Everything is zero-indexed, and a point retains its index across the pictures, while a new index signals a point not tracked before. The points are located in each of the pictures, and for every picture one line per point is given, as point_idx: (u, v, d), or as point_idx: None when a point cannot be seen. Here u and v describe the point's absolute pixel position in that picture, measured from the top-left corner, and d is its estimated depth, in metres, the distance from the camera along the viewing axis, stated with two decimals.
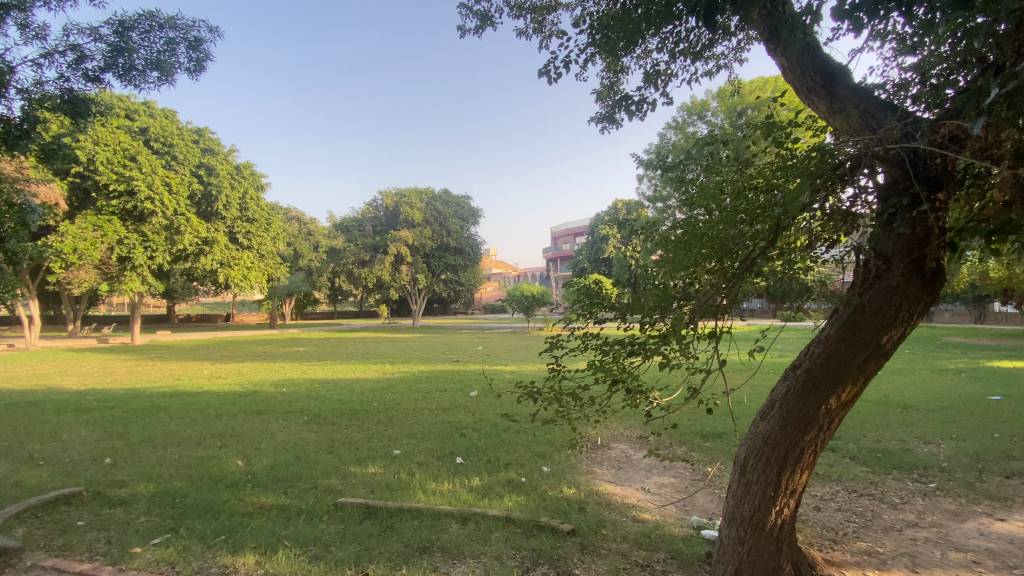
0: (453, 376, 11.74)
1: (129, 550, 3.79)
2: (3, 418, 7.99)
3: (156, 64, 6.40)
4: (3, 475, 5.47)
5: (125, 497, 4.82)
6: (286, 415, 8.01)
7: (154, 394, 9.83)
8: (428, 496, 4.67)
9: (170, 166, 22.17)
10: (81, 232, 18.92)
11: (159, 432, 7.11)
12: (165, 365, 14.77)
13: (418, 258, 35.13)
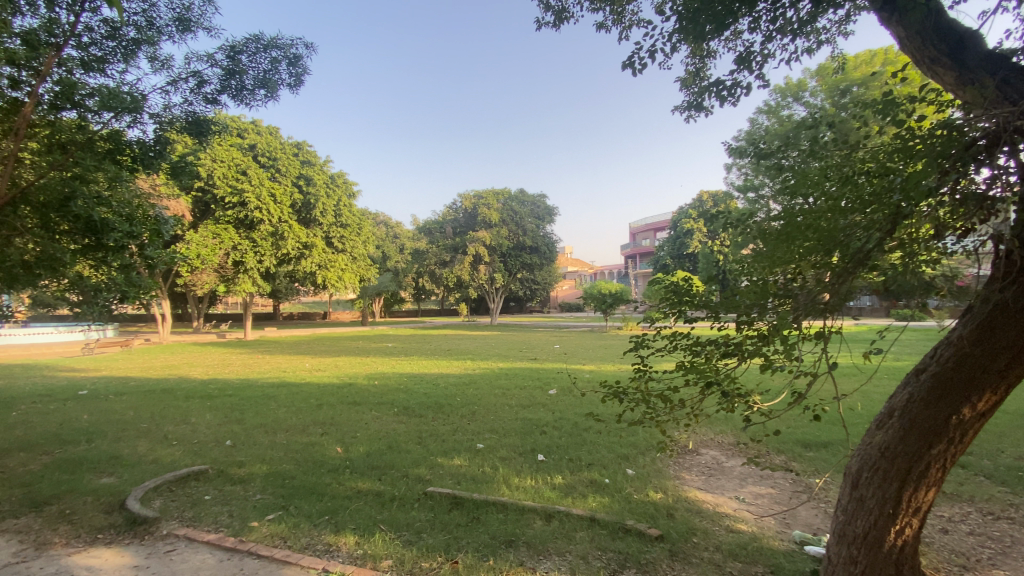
0: (533, 374, 11.84)
1: (248, 523, 4.24)
2: (147, 402, 9.26)
3: (263, 82, 7.07)
4: (147, 452, 6.34)
5: (243, 476, 5.39)
6: (378, 406, 8.52)
7: (265, 384, 10.91)
8: (512, 491, 4.75)
9: (275, 178, 24.48)
10: (203, 240, 21.43)
11: (270, 418, 7.87)
12: (273, 358, 16.33)
13: (496, 257, 35.87)
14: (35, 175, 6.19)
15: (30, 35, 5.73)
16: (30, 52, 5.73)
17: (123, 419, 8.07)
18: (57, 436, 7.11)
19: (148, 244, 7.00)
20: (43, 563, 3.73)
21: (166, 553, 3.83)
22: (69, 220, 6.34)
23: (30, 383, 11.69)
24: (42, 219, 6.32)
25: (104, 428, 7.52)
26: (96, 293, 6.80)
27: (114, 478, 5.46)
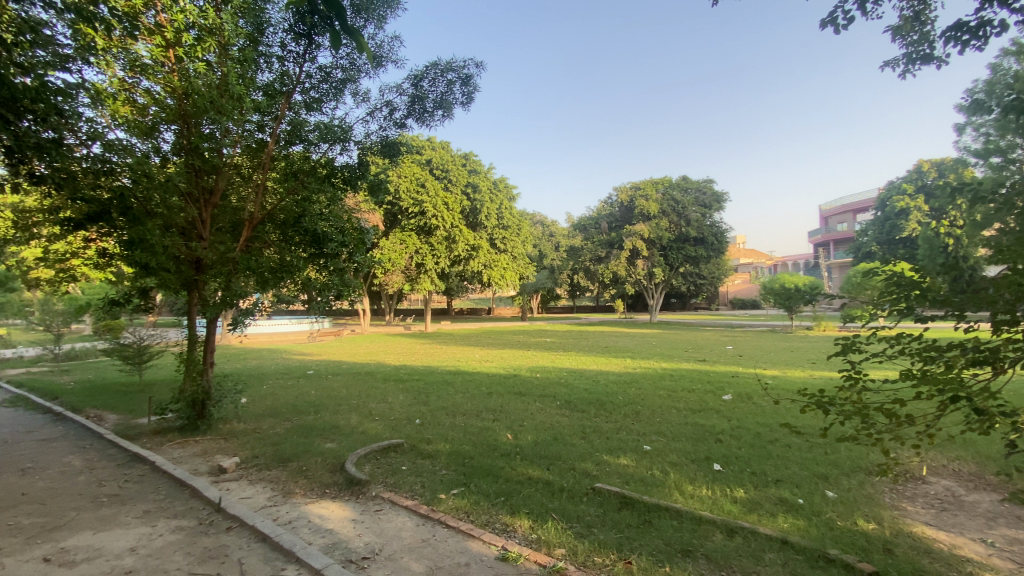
0: (701, 375, 11.09)
1: (437, 495, 4.77)
2: (355, 383, 11.07)
3: (441, 103, 7.87)
4: (357, 425, 7.58)
5: (431, 452, 6.09)
6: (543, 398, 8.86)
7: (443, 372, 12.17)
8: (686, 499, 4.51)
9: (448, 187, 27.15)
10: (392, 246, 24.77)
11: (449, 402, 8.76)
12: (447, 349, 18.12)
13: (657, 251, 34.47)
14: (277, 199, 8.27)
15: (269, 87, 7.65)
16: (270, 100, 7.72)
17: (338, 396, 9.78)
18: (295, 406, 8.93)
19: (356, 249, 8.45)
20: (291, 507, 4.69)
21: (375, 512, 4.52)
22: (299, 233, 8.25)
23: (276, 363, 14.91)
24: (282, 234, 8.36)
25: (326, 403, 9.21)
26: (322, 290, 8.34)
27: (334, 444, 6.65)
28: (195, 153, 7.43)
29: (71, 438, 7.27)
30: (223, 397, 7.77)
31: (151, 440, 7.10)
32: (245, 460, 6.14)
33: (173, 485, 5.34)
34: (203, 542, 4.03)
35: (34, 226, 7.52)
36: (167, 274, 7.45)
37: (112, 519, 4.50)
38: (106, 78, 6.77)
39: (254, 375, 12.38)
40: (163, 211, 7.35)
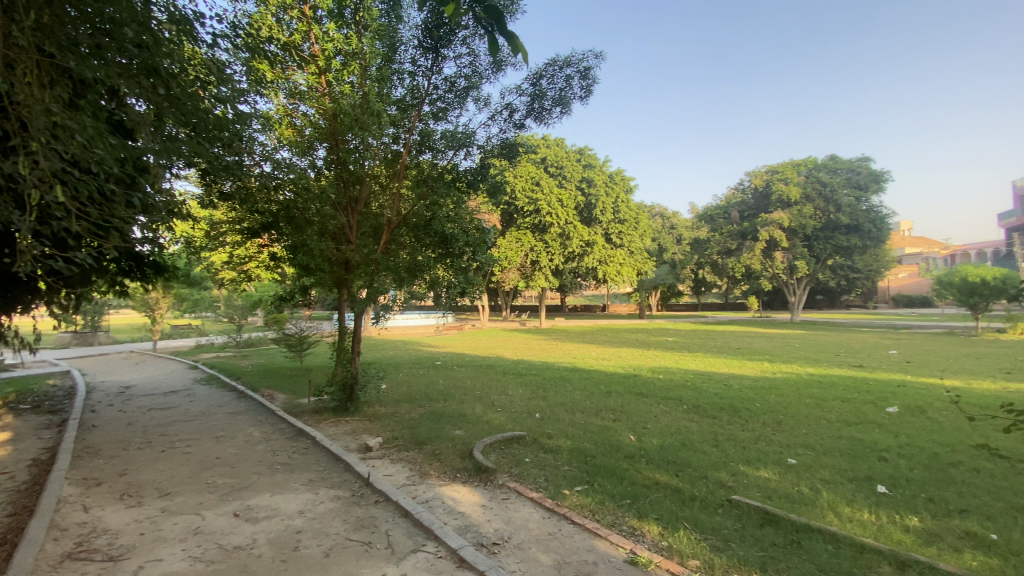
0: (855, 383, 9.71)
1: (561, 490, 4.81)
2: (478, 376, 11.63)
3: (560, 100, 7.91)
4: (481, 414, 7.96)
5: (553, 447, 6.16)
6: (667, 401, 8.46)
7: (562, 369, 12.24)
8: (842, 522, 3.99)
9: (563, 184, 27.25)
10: (509, 244, 25.48)
11: (568, 399, 8.80)
12: (565, 346, 18.18)
13: (798, 240, 30.91)
14: (411, 205, 8.98)
15: (402, 101, 8.40)
16: (402, 114, 8.45)
17: (464, 386, 10.36)
18: (426, 394, 9.66)
19: (478, 249, 9.02)
20: (427, 488, 5.08)
21: (502, 500, 4.70)
22: (430, 235, 8.90)
23: (407, 354, 16.24)
24: (415, 235, 9.05)
25: (453, 392, 9.82)
26: (449, 288, 8.93)
27: (462, 431, 7.05)
28: (343, 168, 8.36)
29: (252, 413, 8.66)
30: (367, 382, 8.68)
31: (311, 418, 8.18)
32: (387, 440, 6.79)
33: (329, 459, 6.09)
34: (356, 511, 4.54)
35: (223, 235, 9.05)
36: (323, 273, 8.50)
37: (284, 484, 5.27)
38: (275, 107, 8.00)
39: (389, 364, 13.62)
40: (318, 218, 8.39)
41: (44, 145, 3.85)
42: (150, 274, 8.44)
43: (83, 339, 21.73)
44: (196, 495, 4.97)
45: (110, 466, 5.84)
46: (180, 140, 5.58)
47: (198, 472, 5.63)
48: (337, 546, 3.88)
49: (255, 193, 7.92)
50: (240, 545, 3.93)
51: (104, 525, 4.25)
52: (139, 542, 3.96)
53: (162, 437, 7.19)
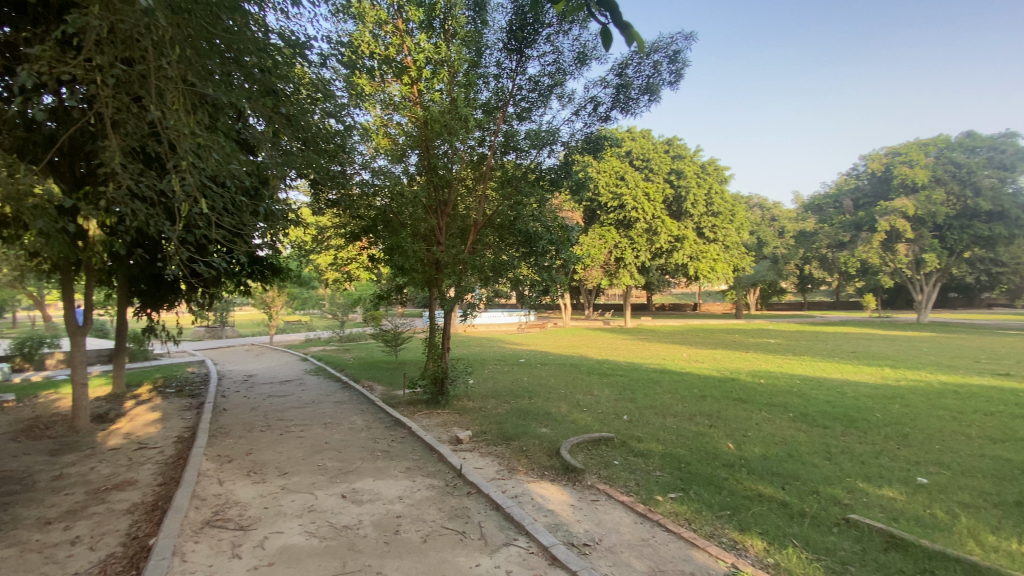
0: (1004, 395, 8.35)
1: (654, 496, 4.65)
2: (563, 374, 11.60)
3: (647, 88, 7.65)
4: (568, 413, 7.93)
5: (643, 451, 5.98)
6: (769, 407, 7.86)
7: (651, 370, 11.83)
8: (990, 554, 3.46)
9: (650, 177, 26.41)
10: (592, 241, 25.01)
11: (658, 401, 8.49)
12: (653, 346, 17.55)
13: (927, 230, 27.17)
14: (497, 205, 9.14)
15: (487, 104, 8.51)
16: (488, 116, 8.59)
17: (549, 385, 10.39)
18: (512, 391, 9.81)
19: (561, 246, 8.99)
20: (516, 483, 5.15)
21: (592, 501, 4.65)
22: (515, 234, 8.98)
23: (493, 351, 16.61)
24: (500, 235, 9.25)
25: (538, 390, 9.88)
26: (533, 286, 8.96)
27: (549, 429, 7.08)
28: (433, 172, 8.71)
29: (353, 403, 9.35)
30: (457, 377, 9.00)
31: (406, 409, 8.65)
32: (476, 434, 6.99)
33: (423, 449, 6.40)
34: (450, 501, 4.73)
35: (328, 239, 9.84)
36: (416, 273, 8.93)
37: (384, 470, 5.63)
38: (372, 118, 8.51)
39: (476, 360, 14.02)
40: (411, 221, 8.82)
41: (189, 163, 4.45)
42: (268, 274, 9.40)
43: (214, 332, 24.77)
44: (310, 475, 5.47)
45: (239, 445, 6.60)
46: (294, 154, 6.29)
47: (310, 455, 6.19)
48: (434, 533, 4.07)
49: (353, 199, 8.54)
50: (348, 524, 4.26)
51: (236, 498, 4.81)
52: (264, 515, 4.43)
53: (279, 421, 7.98)
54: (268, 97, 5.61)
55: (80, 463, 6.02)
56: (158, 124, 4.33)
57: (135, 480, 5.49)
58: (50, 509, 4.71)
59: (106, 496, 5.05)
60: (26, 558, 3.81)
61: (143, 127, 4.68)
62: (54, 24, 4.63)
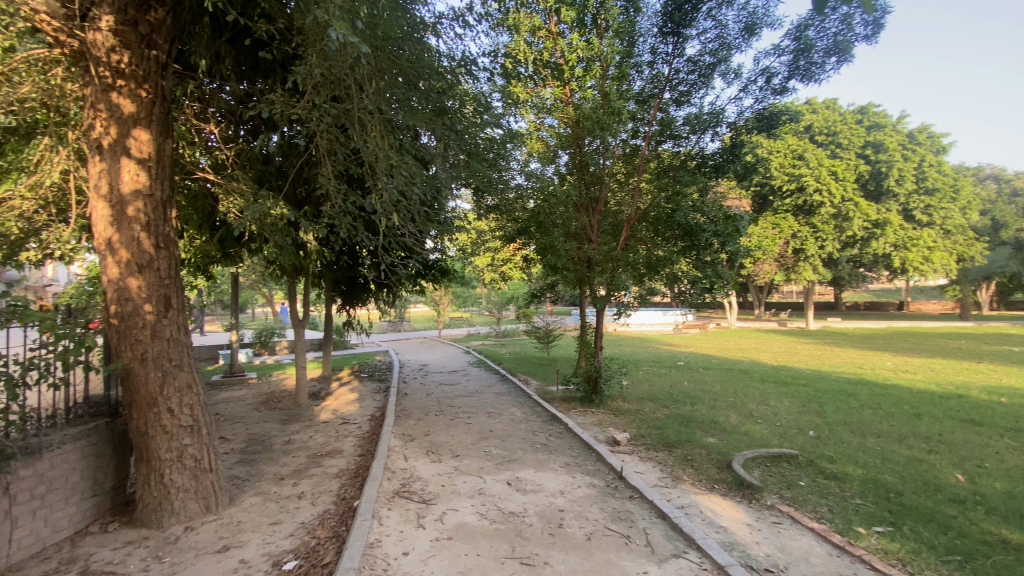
0: None
1: (853, 526, 4.01)
2: (730, 380, 10.65)
3: (836, 48, 6.60)
4: (738, 424, 7.23)
5: (836, 473, 5.18)
6: (1019, 434, 6.17)
7: (841, 380, 10.20)
8: None
9: (838, 153, 22.91)
10: (763, 231, 22.11)
11: (853, 418, 7.24)
12: (843, 351, 15.10)
13: None
14: (653, 199, 8.79)
15: (641, 94, 8.28)
16: (643, 106, 8.30)
17: (714, 391, 9.61)
18: (673, 395, 9.31)
19: (728, 239, 8.00)
20: (682, 493, 4.87)
21: (773, 524, 4.17)
22: (672, 228, 8.41)
23: (649, 352, 15.94)
24: (655, 230, 8.81)
25: (702, 396, 9.20)
26: (694, 283, 8.30)
27: (716, 439, 6.54)
28: (584, 170, 8.79)
29: (513, 395, 9.83)
30: (612, 376, 8.87)
31: (562, 406, 8.80)
32: (635, 437, 6.79)
33: (582, 446, 6.44)
34: (612, 502, 4.68)
35: (487, 240, 10.53)
36: (568, 272, 9.02)
37: (545, 463, 5.81)
38: (526, 124, 8.84)
39: (631, 361, 13.62)
40: (562, 221, 8.97)
41: (385, 181, 5.23)
42: (438, 275, 10.39)
43: (394, 327, 28.31)
44: (478, 460, 5.91)
45: (418, 426, 7.43)
46: (462, 164, 6.90)
47: (477, 441, 6.68)
48: (598, 532, 4.07)
49: (506, 202, 9.04)
50: (514, 511, 4.49)
51: (418, 473, 5.41)
52: (441, 492, 4.91)
53: (449, 408, 8.78)
54: (439, 115, 6.21)
55: (302, 432, 7.39)
56: (360, 150, 5.15)
57: (341, 449, 6.53)
58: (284, 467, 5.87)
59: (321, 460, 6.11)
60: (271, 505, 4.80)
61: (348, 153, 5.61)
62: (281, 75, 5.73)
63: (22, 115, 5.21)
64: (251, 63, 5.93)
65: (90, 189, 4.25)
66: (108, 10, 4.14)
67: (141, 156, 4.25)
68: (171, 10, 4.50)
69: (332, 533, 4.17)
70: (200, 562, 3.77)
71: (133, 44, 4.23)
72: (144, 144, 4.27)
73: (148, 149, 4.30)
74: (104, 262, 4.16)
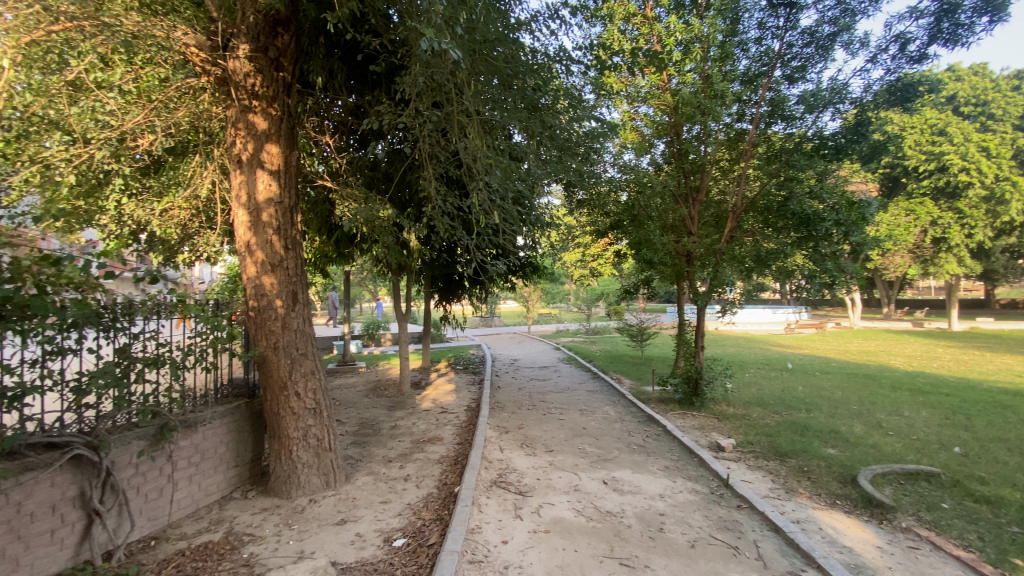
0: None
1: (1015, 561, 3.45)
2: (852, 386, 9.58)
3: (989, 7, 5.65)
4: (864, 435, 6.48)
5: (990, 497, 4.48)
6: None
7: (995, 390, 8.76)
8: None
9: (990, 125, 19.69)
10: (895, 219, 18.48)
11: (1014, 435, 6.18)
12: (997, 357, 12.94)
13: None
14: (760, 186, 8.14)
15: (747, 73, 7.77)
16: (749, 86, 7.75)
17: (833, 397, 8.68)
18: (783, 400, 8.56)
19: (853, 228, 7.20)
20: (798, 506, 4.48)
21: (909, 549, 3.71)
22: (786, 217, 7.79)
23: (754, 353, 14.80)
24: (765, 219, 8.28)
25: (818, 402, 8.38)
26: (811, 279, 7.58)
27: (837, 451, 5.92)
28: (683, 158, 8.45)
29: (606, 393, 9.66)
30: (714, 378, 8.36)
31: (658, 407, 8.47)
32: (741, 444, 6.35)
33: (681, 450, 6.16)
34: (718, 511, 4.43)
35: (578, 235, 10.46)
36: (665, 266, 8.65)
37: (642, 465, 5.64)
38: (620, 114, 8.63)
39: (734, 362, 12.74)
40: (658, 213, 8.61)
41: (483, 180, 5.39)
42: (530, 272, 10.50)
43: (486, 322, 29.12)
44: (572, 456, 5.90)
45: (512, 419, 7.58)
46: (561, 161, 6.93)
47: (571, 438, 6.67)
48: (702, 541, 3.89)
49: (598, 195, 8.57)
50: (611, 510, 4.43)
51: (513, 465, 5.53)
52: (537, 485, 4.98)
53: (542, 403, 8.84)
54: (532, 112, 6.26)
55: (406, 419, 7.88)
56: (459, 152, 5.37)
57: (440, 437, 6.86)
58: (391, 450, 6.30)
59: (423, 446, 6.47)
60: (380, 484, 5.19)
61: (447, 155, 5.88)
62: (386, 86, 6.13)
63: (179, 138, 6.10)
64: (358, 76, 6.40)
65: (233, 199, 4.87)
66: (244, 40, 4.72)
67: (272, 167, 4.78)
68: (294, 35, 5.01)
69: (435, 516, 4.41)
70: (323, 532, 4.18)
71: (265, 68, 4.78)
72: (274, 157, 4.80)
73: (278, 161, 4.83)
74: (245, 262, 4.75)
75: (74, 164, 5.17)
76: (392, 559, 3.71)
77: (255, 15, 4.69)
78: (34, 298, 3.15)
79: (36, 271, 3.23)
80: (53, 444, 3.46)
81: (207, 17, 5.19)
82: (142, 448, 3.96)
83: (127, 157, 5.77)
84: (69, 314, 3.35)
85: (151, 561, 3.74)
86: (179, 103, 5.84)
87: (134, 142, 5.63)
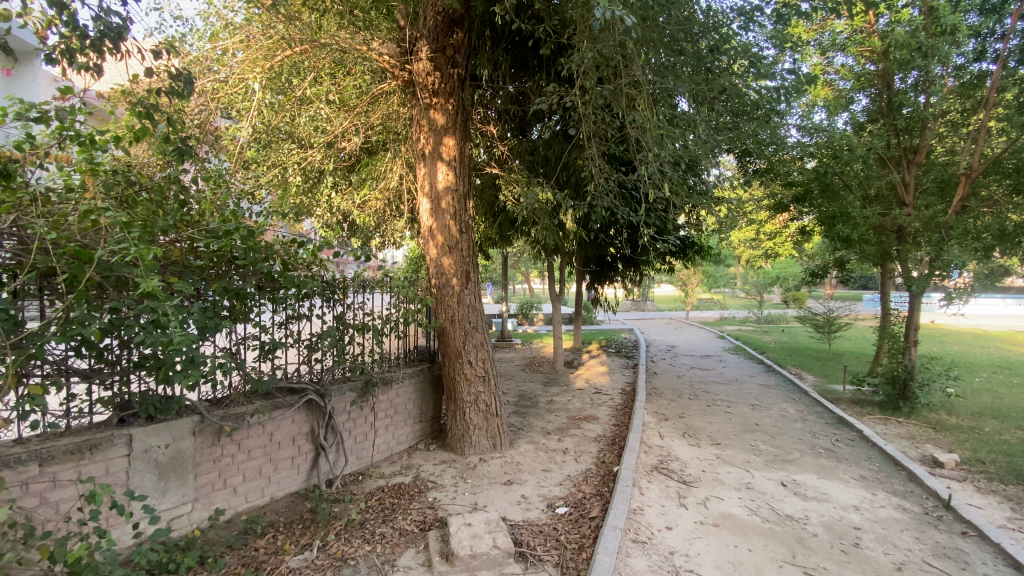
0: None
1: None
2: None
3: None
4: None
5: None
6: None
7: None
8: None
9: None
10: None
11: None
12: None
13: None
14: (1007, 142, 6.40)
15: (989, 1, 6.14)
16: (991, 16, 6.14)
17: None
18: None
19: None
20: None
21: None
22: None
23: (988, 353, 11.83)
24: (1015, 183, 6.51)
25: None
26: None
27: None
28: (895, 114, 7.04)
29: (781, 389, 8.68)
30: (931, 380, 6.92)
31: (851, 410, 7.29)
32: (967, 460, 5.19)
33: (884, 459, 5.28)
34: (933, 535, 3.76)
35: (751, 210, 9.50)
36: (866, 244, 7.32)
37: (830, 471, 4.99)
38: (809, 68, 7.55)
39: (958, 363, 10.38)
40: (858, 181, 7.32)
41: (653, 153, 5.20)
42: (692, 253, 9.87)
43: (638, 306, 28.27)
44: (743, 453, 5.46)
45: (672, 407, 7.28)
46: (739, 128, 6.31)
47: (741, 433, 6.17)
48: (913, 566, 3.36)
49: (779, 163, 7.40)
50: (793, 515, 4.02)
51: (675, 453, 5.31)
52: (703, 477, 4.73)
53: (705, 394, 8.30)
54: (705, 77, 5.84)
55: (563, 395, 8.11)
56: (627, 126, 5.25)
57: (596, 416, 6.94)
58: (550, 423, 6.56)
59: (580, 423, 6.60)
60: (541, 454, 5.45)
61: (611, 132, 5.81)
62: (547, 71, 6.24)
63: (373, 138, 6.95)
64: (519, 64, 6.60)
65: (418, 189, 5.47)
66: (426, 43, 5.18)
67: (449, 158, 5.23)
68: (466, 31, 5.33)
69: (596, 491, 4.48)
70: (493, 489, 4.56)
71: (442, 66, 5.20)
72: (451, 148, 5.23)
73: (455, 151, 5.25)
74: (428, 245, 5.32)
75: (301, 165, 6.34)
76: (556, 525, 3.89)
77: (435, 17, 5.12)
78: (282, 274, 4.03)
79: (282, 252, 4.06)
80: (293, 390, 4.37)
81: (395, 25, 5.83)
82: (352, 398, 4.76)
83: (335, 157, 6.82)
84: (304, 287, 4.14)
85: (359, 492, 4.50)
86: (373, 107, 6.70)
87: (342, 144, 6.61)
